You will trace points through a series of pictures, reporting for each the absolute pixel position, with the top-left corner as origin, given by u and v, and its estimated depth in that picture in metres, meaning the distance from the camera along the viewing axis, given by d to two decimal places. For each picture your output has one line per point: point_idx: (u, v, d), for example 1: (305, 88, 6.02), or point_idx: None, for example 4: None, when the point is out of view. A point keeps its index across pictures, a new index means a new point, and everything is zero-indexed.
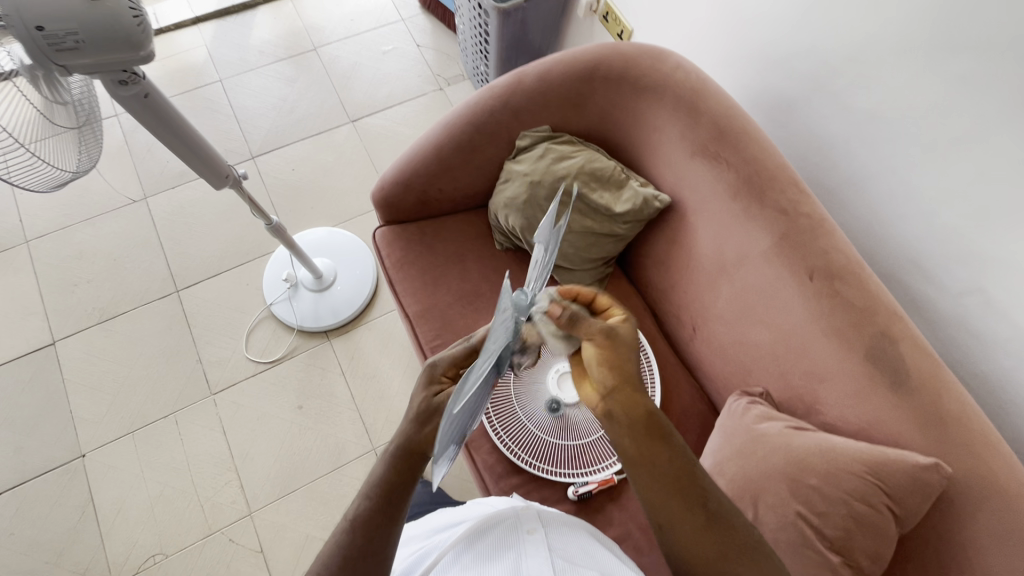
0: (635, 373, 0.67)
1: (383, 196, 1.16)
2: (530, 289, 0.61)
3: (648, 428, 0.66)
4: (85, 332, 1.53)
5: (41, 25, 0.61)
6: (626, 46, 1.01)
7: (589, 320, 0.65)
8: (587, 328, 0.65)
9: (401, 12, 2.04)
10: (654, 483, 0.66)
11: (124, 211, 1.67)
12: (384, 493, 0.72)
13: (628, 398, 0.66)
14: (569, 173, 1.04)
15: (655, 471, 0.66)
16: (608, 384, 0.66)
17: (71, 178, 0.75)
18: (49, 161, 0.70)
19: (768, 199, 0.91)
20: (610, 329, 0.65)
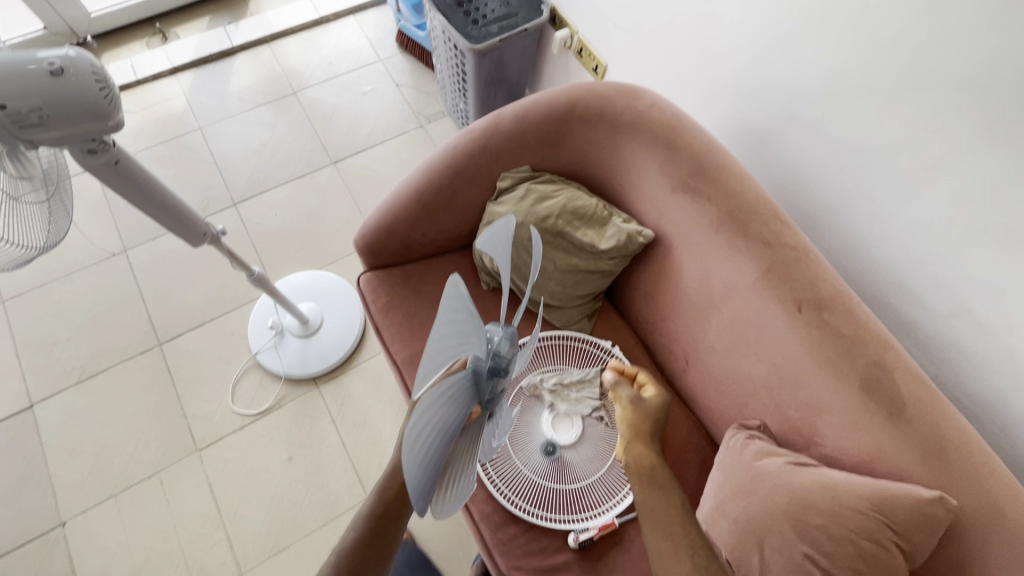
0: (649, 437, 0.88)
1: (365, 243, 1.15)
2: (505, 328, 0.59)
3: (657, 476, 0.84)
4: (64, 392, 1.48)
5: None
6: (600, 86, 1.02)
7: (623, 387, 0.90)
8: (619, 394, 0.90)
9: (379, 53, 2.06)
10: (655, 525, 0.79)
11: (103, 265, 1.64)
12: (370, 527, 0.77)
13: (641, 452, 0.85)
14: (551, 213, 1.04)
15: (654, 514, 0.80)
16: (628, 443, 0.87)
17: (40, 251, 0.73)
18: (13, 236, 0.68)
19: (751, 231, 0.91)
20: (638, 399, 0.89)
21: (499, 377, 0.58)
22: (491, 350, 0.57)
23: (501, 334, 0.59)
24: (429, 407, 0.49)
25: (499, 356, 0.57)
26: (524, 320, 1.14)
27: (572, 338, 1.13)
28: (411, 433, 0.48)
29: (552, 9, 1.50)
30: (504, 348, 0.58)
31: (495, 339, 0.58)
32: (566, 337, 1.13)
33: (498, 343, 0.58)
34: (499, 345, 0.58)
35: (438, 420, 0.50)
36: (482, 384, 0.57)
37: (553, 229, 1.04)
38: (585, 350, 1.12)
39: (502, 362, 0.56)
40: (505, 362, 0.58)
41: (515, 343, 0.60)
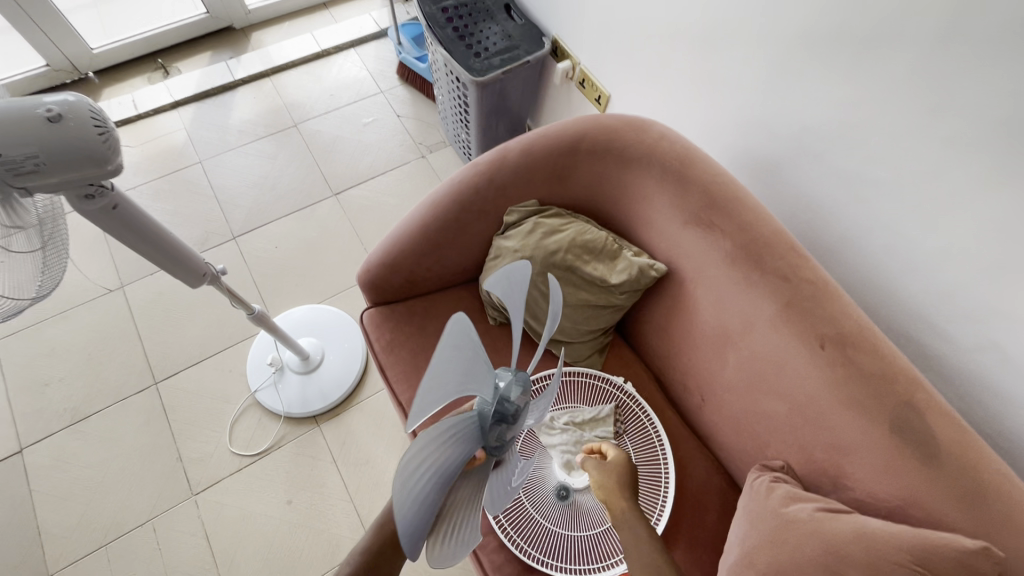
0: (619, 488, 0.86)
1: (369, 279, 1.12)
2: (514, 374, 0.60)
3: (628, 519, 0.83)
4: (55, 436, 1.43)
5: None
6: (607, 118, 1.01)
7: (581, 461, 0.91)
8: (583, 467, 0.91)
9: (380, 85, 2.07)
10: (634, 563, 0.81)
11: (99, 302, 1.60)
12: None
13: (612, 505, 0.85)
14: (560, 247, 1.02)
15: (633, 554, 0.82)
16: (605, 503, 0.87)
17: (35, 301, 0.70)
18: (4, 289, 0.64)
19: (768, 266, 0.88)
20: (595, 464, 0.89)
21: (507, 425, 0.57)
22: (500, 394, 0.57)
23: (511, 380, 0.59)
24: (430, 447, 0.49)
25: (507, 401, 0.57)
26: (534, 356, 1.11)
27: (583, 374, 1.10)
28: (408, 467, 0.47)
29: (553, 41, 1.51)
30: (513, 395, 0.58)
31: (503, 385, 0.59)
32: (577, 373, 1.10)
33: (506, 387, 0.58)
34: (507, 390, 0.58)
35: (439, 459, 0.49)
36: (490, 429, 0.56)
37: (563, 263, 1.02)
38: (596, 387, 1.09)
39: (508, 408, 0.56)
40: (513, 409, 0.57)
41: (525, 389, 0.60)
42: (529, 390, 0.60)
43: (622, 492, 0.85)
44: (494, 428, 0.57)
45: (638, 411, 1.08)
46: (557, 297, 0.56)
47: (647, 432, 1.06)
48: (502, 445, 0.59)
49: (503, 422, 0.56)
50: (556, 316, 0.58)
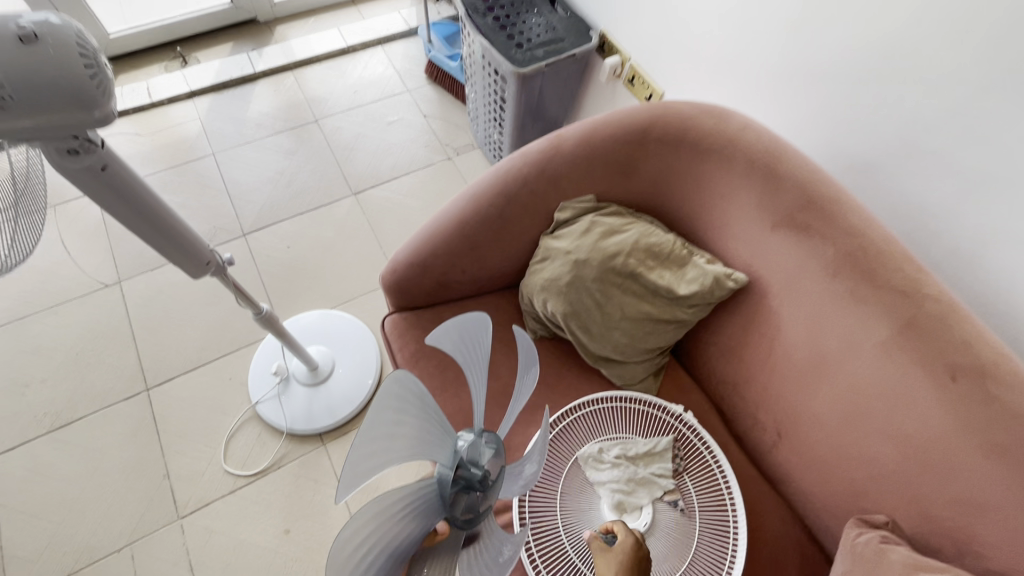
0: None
1: (394, 279, 0.98)
2: (478, 434, 0.58)
3: None
4: (31, 443, 1.28)
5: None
6: (681, 105, 0.88)
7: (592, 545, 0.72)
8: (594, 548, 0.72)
9: (406, 83, 1.97)
10: None
11: (94, 297, 1.47)
12: None
13: None
14: (621, 250, 0.88)
15: None
16: None
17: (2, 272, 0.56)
18: None
19: (881, 279, 0.73)
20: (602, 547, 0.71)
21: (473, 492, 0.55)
22: (465, 459, 0.56)
23: (478, 443, 0.57)
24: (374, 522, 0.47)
25: (474, 464, 0.56)
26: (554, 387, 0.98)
27: (637, 399, 0.95)
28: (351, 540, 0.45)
29: (601, 35, 1.39)
30: (479, 460, 0.56)
31: (470, 448, 0.57)
32: (629, 399, 0.95)
33: (467, 446, 0.57)
34: (472, 453, 0.56)
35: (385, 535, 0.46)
36: (455, 496, 0.55)
37: (623, 269, 0.88)
38: (650, 415, 0.94)
39: (472, 474, 0.55)
40: (479, 475, 0.56)
41: (494, 451, 0.58)
42: (500, 454, 0.58)
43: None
44: (455, 491, 0.55)
45: (700, 445, 0.92)
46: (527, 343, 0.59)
47: (711, 471, 0.90)
48: (478, 515, 0.56)
49: (466, 490, 0.55)
50: (527, 361, 0.61)
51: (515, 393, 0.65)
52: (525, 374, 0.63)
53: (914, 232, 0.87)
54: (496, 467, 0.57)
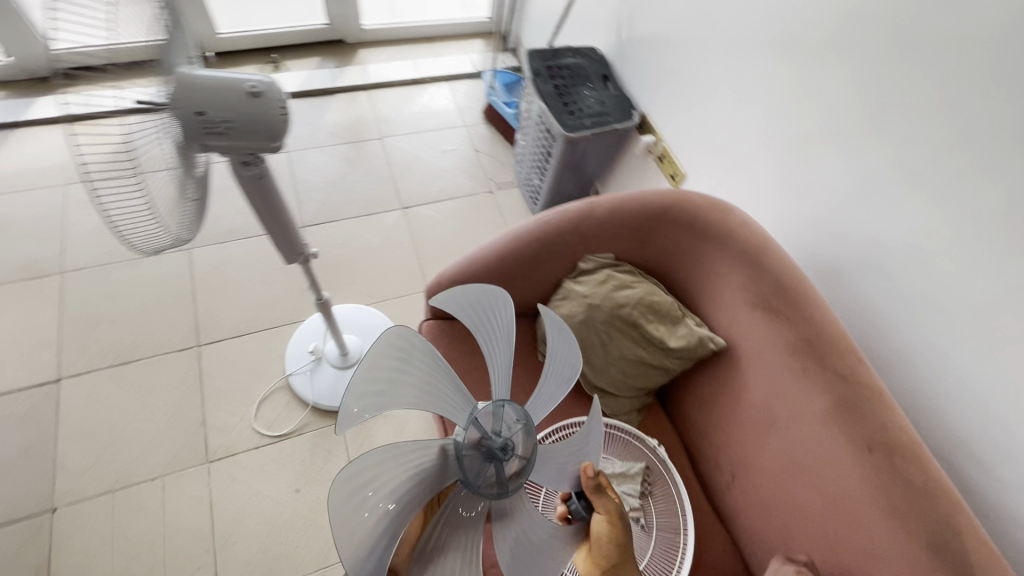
0: (626, 540, 0.72)
1: (437, 292, 1.18)
2: (507, 410, 0.71)
3: (627, 565, 0.72)
4: (93, 373, 1.47)
5: (149, 60, 0.63)
6: (696, 194, 1.08)
7: (601, 501, 0.72)
8: (602, 504, 0.72)
9: (464, 119, 2.22)
10: None
11: (167, 257, 1.68)
12: None
13: (616, 550, 0.71)
14: (628, 303, 1.07)
15: None
16: (609, 553, 0.70)
17: (172, 245, 0.73)
18: (165, 225, 0.69)
19: (828, 363, 0.92)
20: (611, 508, 0.72)
21: (493, 456, 0.67)
22: (489, 428, 0.69)
23: (504, 418, 0.70)
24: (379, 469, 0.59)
25: (496, 433, 0.69)
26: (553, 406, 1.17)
27: (620, 428, 1.14)
28: (350, 484, 0.56)
29: (642, 116, 1.62)
30: (501, 431, 0.70)
31: (498, 420, 0.70)
32: (614, 427, 1.13)
33: (490, 415, 0.70)
34: (496, 424, 0.70)
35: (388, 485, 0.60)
36: (477, 459, 0.67)
37: (627, 318, 1.07)
38: (629, 443, 1.12)
39: (494, 439, 0.68)
40: (500, 443, 0.68)
41: (516, 427, 0.70)
42: (525, 431, 0.70)
43: (627, 545, 0.72)
44: (475, 449, 0.67)
45: (666, 476, 1.10)
46: (553, 324, 0.73)
47: (672, 499, 1.07)
48: (501, 484, 0.67)
49: (484, 453, 0.67)
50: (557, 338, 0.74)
51: (541, 390, 0.76)
52: (552, 367, 0.76)
53: (866, 330, 1.06)
54: (516, 440, 0.70)
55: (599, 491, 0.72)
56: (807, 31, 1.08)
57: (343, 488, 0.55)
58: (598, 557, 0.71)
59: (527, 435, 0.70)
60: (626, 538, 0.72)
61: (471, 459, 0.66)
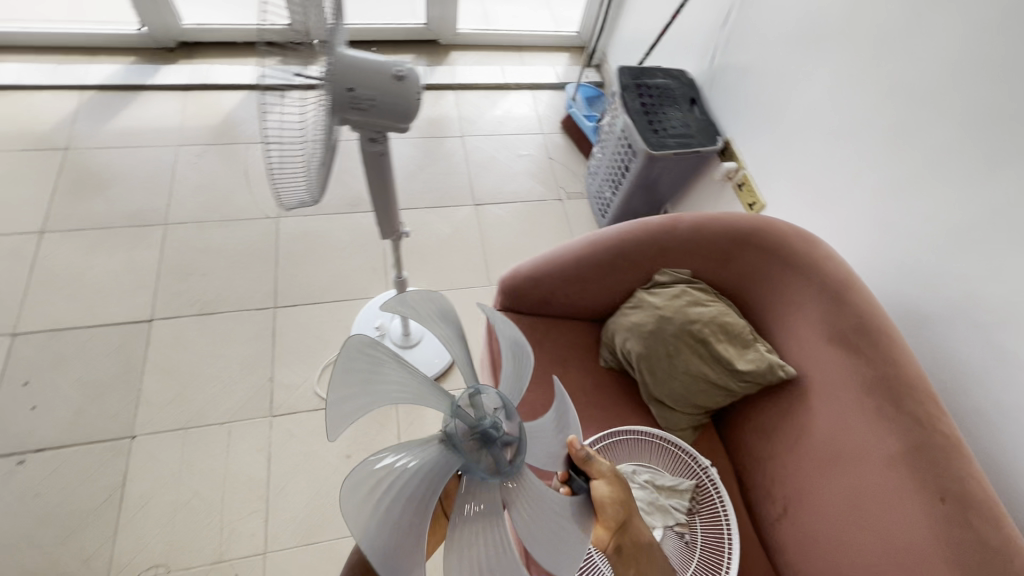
0: (629, 493, 0.73)
1: (512, 284, 1.23)
2: (483, 394, 0.61)
3: (634, 516, 0.74)
4: (181, 319, 1.60)
5: (303, 42, 0.70)
6: (783, 223, 1.09)
7: (597, 464, 0.71)
8: (598, 468, 0.71)
9: (542, 127, 2.29)
10: (633, 535, 0.75)
11: (256, 222, 1.80)
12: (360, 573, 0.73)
13: (625, 506, 0.72)
14: (700, 319, 1.09)
15: (634, 534, 0.75)
16: (621, 515, 0.71)
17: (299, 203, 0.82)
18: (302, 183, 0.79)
19: (905, 407, 0.90)
20: (609, 469, 0.72)
21: (487, 441, 0.56)
22: (472, 416, 0.58)
23: (485, 402, 0.60)
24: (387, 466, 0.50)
25: (482, 416, 0.58)
26: (610, 411, 1.18)
27: (673, 443, 1.14)
28: (360, 484, 0.47)
29: (726, 142, 1.63)
30: (486, 415, 0.59)
31: (479, 405, 0.59)
32: (668, 440, 1.14)
33: (467, 402, 0.59)
34: (478, 407, 0.59)
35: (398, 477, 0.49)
36: (471, 448, 0.55)
37: (697, 334, 1.09)
38: (681, 459, 1.12)
39: (481, 424, 0.57)
40: (490, 426, 0.57)
41: (499, 410, 0.60)
42: (509, 413, 0.60)
43: (631, 497, 0.73)
44: (470, 438, 0.56)
45: (714, 498, 1.09)
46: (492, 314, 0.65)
47: (719, 521, 1.06)
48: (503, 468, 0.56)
49: (477, 439, 0.56)
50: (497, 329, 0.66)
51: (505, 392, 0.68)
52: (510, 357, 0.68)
53: (946, 382, 1.03)
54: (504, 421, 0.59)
55: (593, 458, 0.71)
56: (919, 76, 1.08)
57: (352, 490, 0.47)
58: (608, 526, 0.70)
59: (510, 418, 0.60)
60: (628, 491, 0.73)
61: (467, 448, 0.55)
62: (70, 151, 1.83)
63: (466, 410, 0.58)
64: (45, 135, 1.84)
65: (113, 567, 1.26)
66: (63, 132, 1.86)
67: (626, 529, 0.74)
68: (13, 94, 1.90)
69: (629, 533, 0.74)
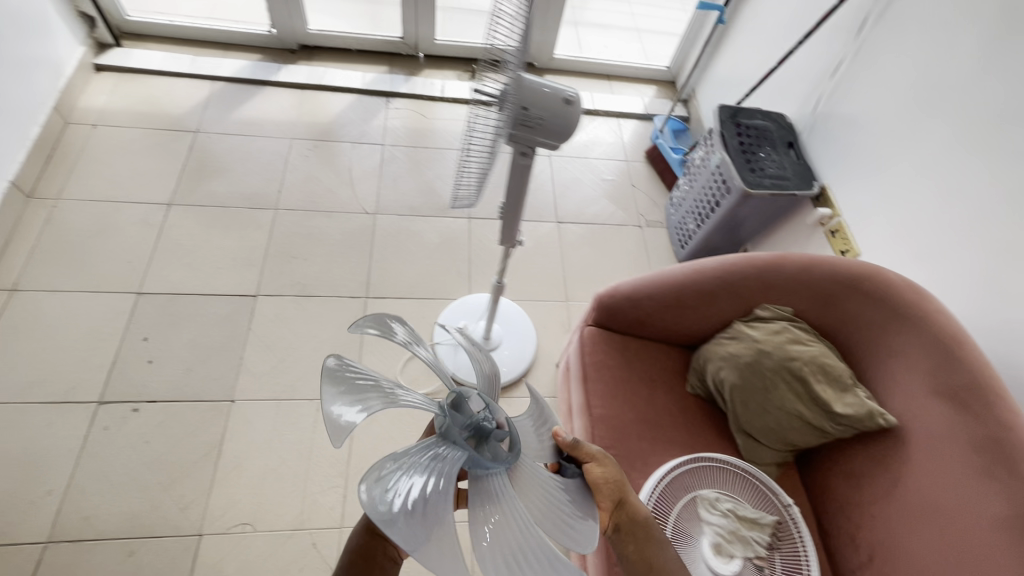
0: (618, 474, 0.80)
1: (610, 302, 1.27)
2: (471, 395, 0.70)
3: (627, 494, 0.79)
4: (282, 297, 1.72)
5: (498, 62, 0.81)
6: (894, 274, 1.11)
7: (584, 446, 0.78)
8: (586, 451, 0.79)
9: (627, 155, 2.35)
10: (630, 514, 0.79)
11: (356, 217, 1.93)
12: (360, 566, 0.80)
13: (617, 484, 0.78)
14: (800, 357, 1.11)
15: (631, 514, 0.80)
16: (613, 490, 0.78)
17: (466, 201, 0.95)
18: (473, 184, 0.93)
19: (1014, 470, 0.89)
20: (598, 451, 0.79)
21: (482, 434, 0.65)
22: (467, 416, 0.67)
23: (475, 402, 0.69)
24: (389, 478, 0.54)
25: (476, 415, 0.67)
26: (694, 436, 1.21)
27: (758, 476, 1.15)
28: (376, 497, 0.51)
29: (821, 188, 1.65)
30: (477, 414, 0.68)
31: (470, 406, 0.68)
32: (752, 473, 1.15)
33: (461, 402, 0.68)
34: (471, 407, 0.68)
35: (403, 484, 0.54)
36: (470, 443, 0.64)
37: (796, 371, 1.11)
38: (763, 493, 1.12)
39: (474, 421, 0.66)
40: (482, 423, 0.66)
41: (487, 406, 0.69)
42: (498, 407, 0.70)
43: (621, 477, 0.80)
44: (466, 434, 0.65)
45: (796, 536, 1.09)
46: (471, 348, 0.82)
47: (800, 560, 1.06)
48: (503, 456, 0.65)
49: (474, 435, 0.65)
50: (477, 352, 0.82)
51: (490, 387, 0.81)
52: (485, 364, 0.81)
53: None
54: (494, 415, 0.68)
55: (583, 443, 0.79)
56: None
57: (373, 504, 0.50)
58: (604, 502, 0.77)
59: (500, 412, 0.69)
60: (617, 470, 0.79)
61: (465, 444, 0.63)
62: (198, 134, 2.01)
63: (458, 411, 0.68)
64: (177, 118, 2.03)
65: (206, 519, 1.35)
66: (193, 117, 2.04)
67: (621, 506, 0.79)
68: (155, 78, 2.11)
69: (625, 511, 0.79)
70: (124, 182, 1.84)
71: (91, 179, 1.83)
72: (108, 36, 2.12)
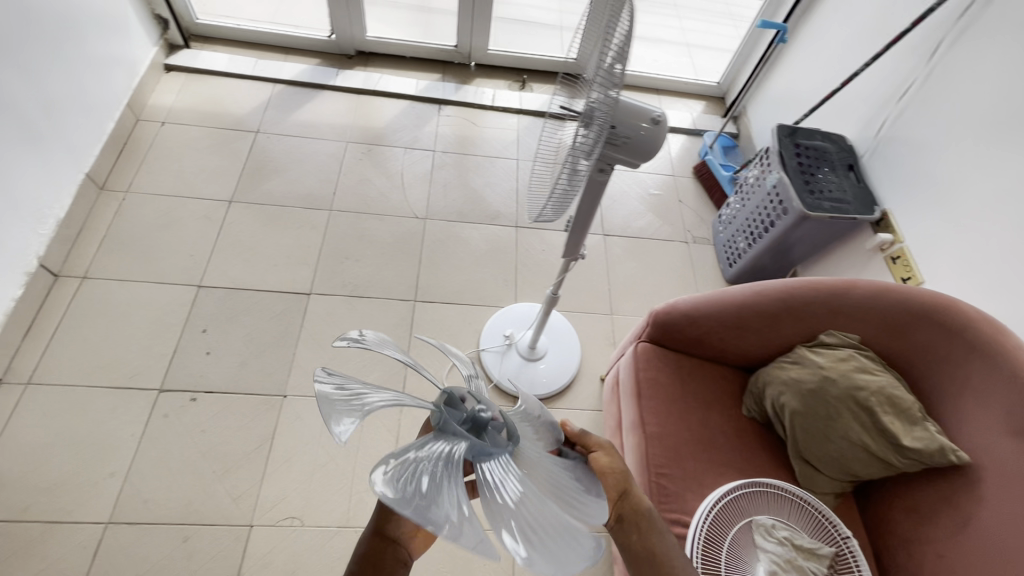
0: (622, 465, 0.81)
1: (667, 320, 1.26)
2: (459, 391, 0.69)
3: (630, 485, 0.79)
4: (334, 297, 1.76)
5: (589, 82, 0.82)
6: (970, 307, 1.08)
7: (588, 437, 0.82)
8: (592, 442, 0.82)
9: (675, 169, 2.34)
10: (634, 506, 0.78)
11: (407, 221, 1.96)
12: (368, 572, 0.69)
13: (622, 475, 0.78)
14: (866, 387, 1.09)
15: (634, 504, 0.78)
16: (616, 479, 0.78)
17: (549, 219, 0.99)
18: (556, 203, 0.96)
19: None
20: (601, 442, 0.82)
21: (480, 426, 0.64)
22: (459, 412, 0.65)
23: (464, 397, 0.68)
24: (400, 476, 0.50)
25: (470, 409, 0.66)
26: (750, 460, 1.19)
27: (816, 506, 1.12)
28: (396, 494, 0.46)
29: (883, 213, 1.61)
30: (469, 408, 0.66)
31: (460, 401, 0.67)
32: (809, 502, 1.12)
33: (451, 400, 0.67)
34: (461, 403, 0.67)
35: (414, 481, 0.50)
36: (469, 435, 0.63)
37: (862, 401, 1.09)
38: (821, 524, 1.08)
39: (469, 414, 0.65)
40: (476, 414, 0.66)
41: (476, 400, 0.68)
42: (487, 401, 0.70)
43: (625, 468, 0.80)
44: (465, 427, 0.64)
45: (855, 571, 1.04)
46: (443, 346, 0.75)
47: None
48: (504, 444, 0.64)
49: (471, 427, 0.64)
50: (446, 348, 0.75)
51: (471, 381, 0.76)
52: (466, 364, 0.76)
53: None
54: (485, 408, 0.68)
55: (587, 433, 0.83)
56: None
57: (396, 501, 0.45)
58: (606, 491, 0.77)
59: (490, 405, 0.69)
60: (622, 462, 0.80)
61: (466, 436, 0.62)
62: (259, 135, 2.07)
63: (452, 408, 0.67)
64: (239, 118, 2.10)
65: (257, 510, 1.39)
66: (254, 118, 2.11)
67: (624, 496, 0.78)
68: (219, 80, 2.19)
69: (629, 501, 0.78)
70: (188, 178, 1.92)
71: (159, 175, 1.91)
72: (178, 38, 2.21)
